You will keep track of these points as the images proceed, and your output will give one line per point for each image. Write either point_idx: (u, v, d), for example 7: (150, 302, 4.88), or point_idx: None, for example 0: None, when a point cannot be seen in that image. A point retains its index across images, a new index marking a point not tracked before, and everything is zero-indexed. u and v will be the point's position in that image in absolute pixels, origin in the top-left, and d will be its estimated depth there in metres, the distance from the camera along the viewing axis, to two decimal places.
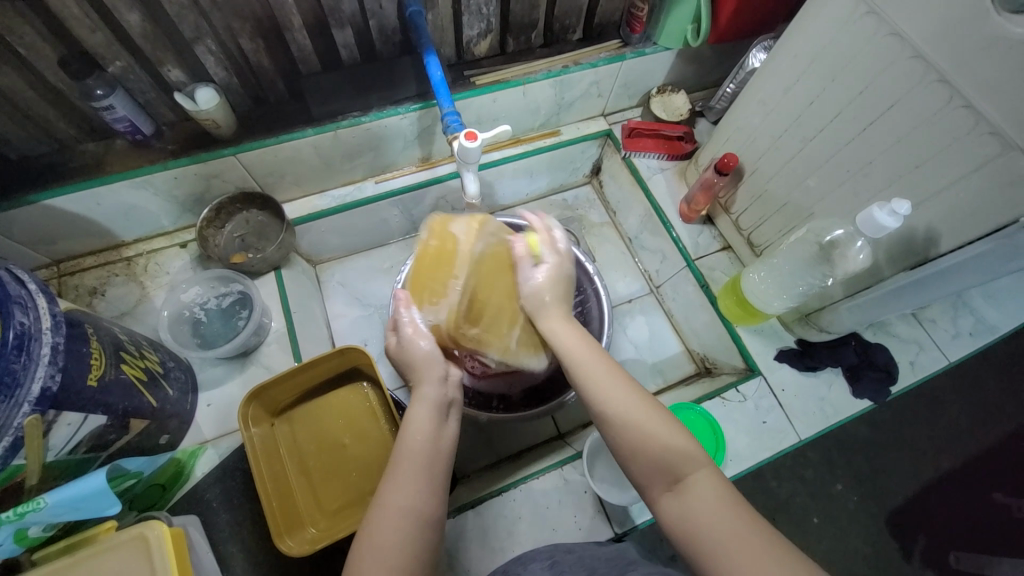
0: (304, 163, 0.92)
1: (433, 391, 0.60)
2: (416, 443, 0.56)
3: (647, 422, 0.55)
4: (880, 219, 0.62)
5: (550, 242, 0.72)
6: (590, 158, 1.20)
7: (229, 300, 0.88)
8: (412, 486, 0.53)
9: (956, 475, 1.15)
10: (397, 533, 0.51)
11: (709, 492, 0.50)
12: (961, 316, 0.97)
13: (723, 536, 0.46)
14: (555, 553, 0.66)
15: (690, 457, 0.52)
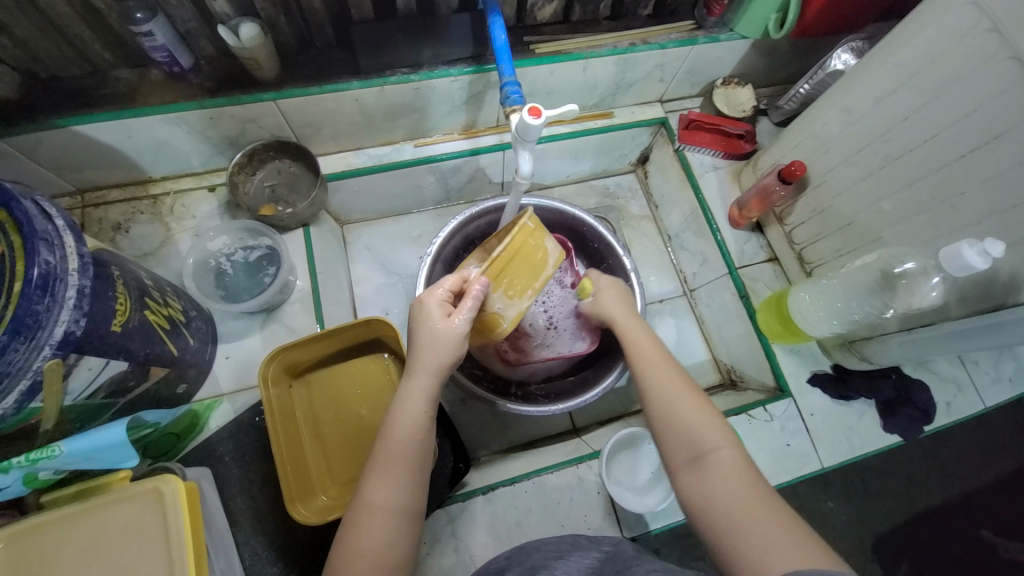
0: (344, 117, 0.87)
1: (428, 382, 0.57)
2: (401, 436, 0.54)
3: (683, 394, 0.55)
4: (969, 258, 0.57)
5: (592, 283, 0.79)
6: (639, 146, 1.13)
7: (256, 254, 0.84)
8: (395, 482, 0.52)
9: (959, 514, 1.14)
10: (381, 532, 0.50)
11: (732, 468, 0.48)
12: (1005, 362, 0.92)
13: (738, 514, 0.45)
14: (565, 548, 0.65)
15: (713, 436, 0.51)
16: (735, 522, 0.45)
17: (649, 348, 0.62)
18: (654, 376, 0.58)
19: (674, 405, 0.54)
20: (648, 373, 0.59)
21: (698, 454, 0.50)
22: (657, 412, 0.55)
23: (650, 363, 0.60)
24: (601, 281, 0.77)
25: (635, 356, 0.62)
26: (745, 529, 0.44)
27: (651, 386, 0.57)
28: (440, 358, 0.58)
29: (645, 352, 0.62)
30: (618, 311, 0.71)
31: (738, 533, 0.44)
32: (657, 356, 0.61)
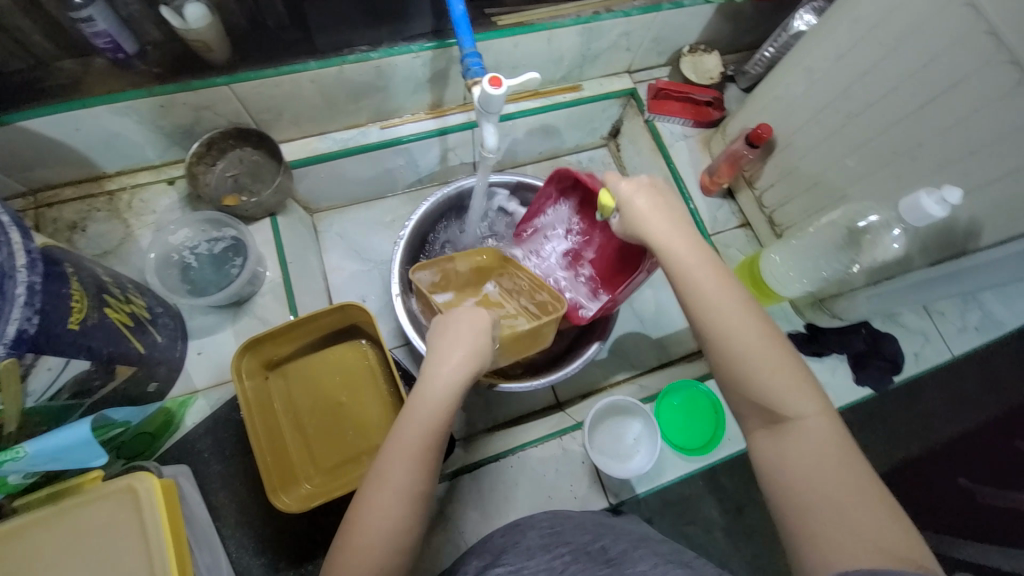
0: (305, 101, 0.84)
1: (455, 369, 0.54)
2: (422, 425, 0.52)
3: (772, 350, 0.49)
4: (927, 206, 0.58)
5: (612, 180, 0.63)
6: (610, 118, 1.12)
7: (222, 246, 0.81)
8: (412, 469, 0.51)
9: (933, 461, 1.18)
10: (390, 518, 0.49)
11: (819, 439, 0.46)
12: (970, 311, 0.95)
13: (824, 489, 0.43)
14: (557, 518, 0.66)
15: (799, 400, 0.47)
16: (828, 492, 0.43)
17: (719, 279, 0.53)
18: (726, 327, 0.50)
19: (761, 365, 0.48)
20: (717, 314, 0.51)
21: (780, 418, 0.47)
22: (730, 367, 0.49)
23: (720, 311, 0.51)
24: (622, 195, 0.60)
25: (693, 289, 0.53)
26: (839, 500, 0.43)
27: (728, 338, 0.50)
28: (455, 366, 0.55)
29: (710, 283, 0.52)
30: (666, 224, 0.57)
31: (820, 501, 0.43)
32: (729, 290, 0.52)
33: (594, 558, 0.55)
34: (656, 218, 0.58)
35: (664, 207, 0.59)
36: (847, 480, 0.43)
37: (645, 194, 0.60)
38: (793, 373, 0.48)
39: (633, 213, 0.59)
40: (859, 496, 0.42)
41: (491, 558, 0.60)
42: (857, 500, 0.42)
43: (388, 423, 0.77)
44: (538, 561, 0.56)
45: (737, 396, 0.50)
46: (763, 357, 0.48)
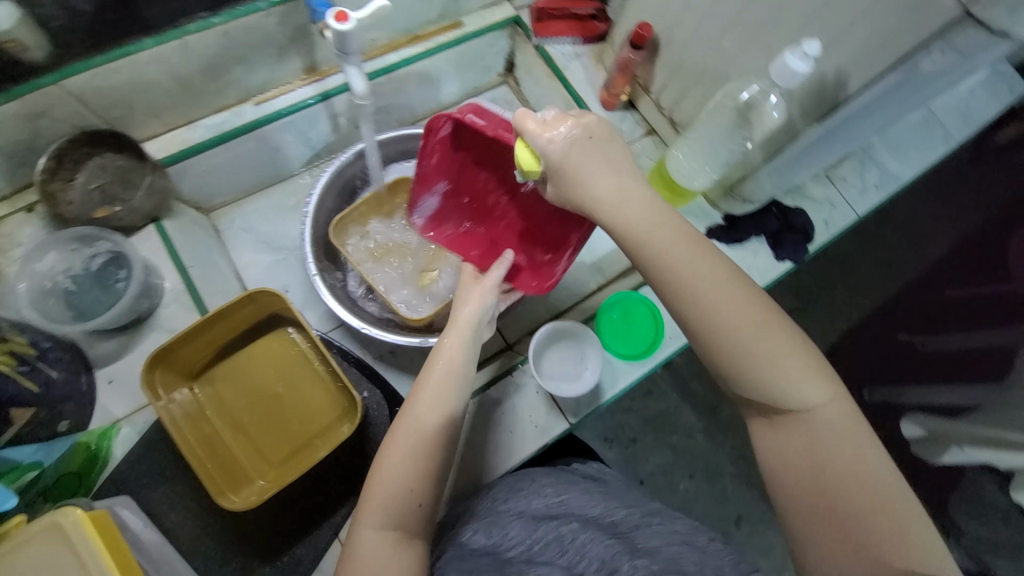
0: (155, 87, 0.76)
1: (460, 332, 0.63)
2: (436, 386, 0.58)
3: (778, 341, 0.50)
4: (792, 65, 0.60)
5: (535, 133, 0.55)
6: (501, 52, 1.06)
7: (100, 261, 0.74)
8: (421, 428, 0.56)
9: (876, 326, 1.30)
10: (398, 473, 0.54)
11: (827, 430, 0.49)
12: (867, 171, 0.97)
13: (839, 489, 0.48)
14: (562, 483, 0.74)
15: (806, 390, 0.50)
16: (842, 497, 0.48)
17: (704, 266, 0.52)
18: (716, 314, 0.50)
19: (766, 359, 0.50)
20: (714, 308, 0.50)
21: (787, 413, 0.50)
22: (727, 360, 0.51)
23: (722, 310, 0.50)
24: (552, 151, 0.55)
25: (674, 276, 0.52)
26: (850, 500, 0.48)
27: (722, 331, 0.50)
28: (451, 360, 0.60)
29: (698, 271, 0.52)
30: (604, 179, 0.55)
31: (825, 501, 0.48)
32: (713, 276, 0.52)
33: (603, 528, 0.68)
34: (602, 185, 0.55)
35: (603, 162, 0.55)
36: (860, 473, 0.48)
37: (582, 145, 0.55)
38: (800, 356, 0.50)
39: (578, 176, 0.55)
40: (869, 484, 0.48)
41: (497, 528, 0.66)
42: (870, 489, 0.47)
43: (333, 403, 0.74)
44: (544, 531, 0.66)
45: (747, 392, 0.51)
46: (768, 353, 0.50)
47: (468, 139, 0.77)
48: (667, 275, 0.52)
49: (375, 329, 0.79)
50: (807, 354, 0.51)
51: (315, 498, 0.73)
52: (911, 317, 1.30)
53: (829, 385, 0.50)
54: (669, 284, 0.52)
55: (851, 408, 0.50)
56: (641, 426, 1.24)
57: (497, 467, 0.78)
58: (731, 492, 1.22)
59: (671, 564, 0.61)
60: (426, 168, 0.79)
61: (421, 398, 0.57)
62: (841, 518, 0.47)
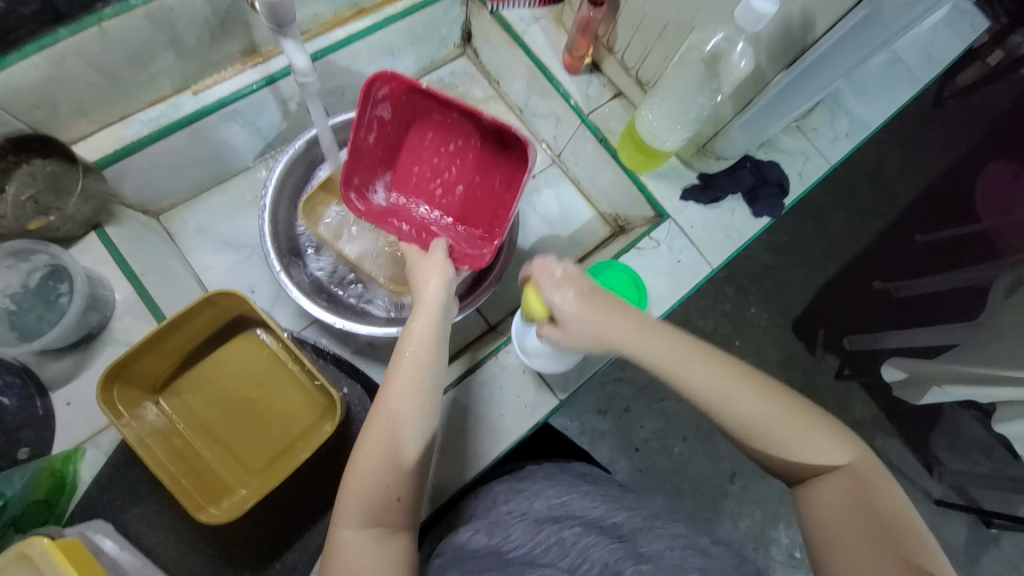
0: (78, 83, 0.69)
1: (424, 318, 0.62)
2: (405, 375, 0.57)
3: (788, 414, 0.53)
4: (756, 6, 0.57)
5: (544, 280, 0.62)
6: (455, 21, 1.01)
7: (38, 276, 0.69)
8: (393, 418, 0.55)
9: (854, 275, 1.31)
10: (373, 467, 0.53)
11: (850, 483, 0.51)
12: (837, 119, 0.95)
13: (878, 532, 0.48)
14: (563, 487, 0.73)
15: (822, 452, 0.52)
16: (887, 541, 0.47)
17: (703, 356, 0.56)
18: (723, 394, 0.54)
19: (779, 434, 0.53)
20: (726, 396, 0.54)
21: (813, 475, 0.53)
22: (743, 439, 0.54)
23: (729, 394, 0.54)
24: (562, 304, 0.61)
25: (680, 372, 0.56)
26: (894, 544, 0.47)
27: (737, 414, 0.54)
28: (422, 347, 0.60)
29: (700, 364, 0.56)
30: (609, 324, 0.60)
31: (869, 540, 0.48)
32: (713, 363, 0.55)
33: (605, 532, 0.65)
34: (610, 328, 0.59)
35: (610, 313, 0.60)
36: (891, 515, 0.49)
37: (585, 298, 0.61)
38: (808, 418, 0.54)
39: (587, 327, 0.60)
40: (901, 522, 0.49)
41: (498, 529, 0.66)
42: (903, 527, 0.48)
43: (311, 403, 0.71)
44: (546, 533, 0.65)
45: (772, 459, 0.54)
46: (781, 428, 0.53)
47: (392, 137, 0.79)
48: (674, 375, 0.56)
49: (349, 322, 0.76)
50: (816, 417, 0.54)
51: (302, 502, 0.71)
52: (887, 264, 1.31)
53: (844, 440, 0.53)
54: (678, 380, 0.56)
55: (867, 457, 0.53)
56: (633, 394, 1.24)
57: (489, 452, 0.76)
58: (724, 451, 1.24)
59: (677, 568, 0.59)
60: (361, 144, 0.75)
61: (395, 389, 0.56)
62: (891, 549, 0.47)
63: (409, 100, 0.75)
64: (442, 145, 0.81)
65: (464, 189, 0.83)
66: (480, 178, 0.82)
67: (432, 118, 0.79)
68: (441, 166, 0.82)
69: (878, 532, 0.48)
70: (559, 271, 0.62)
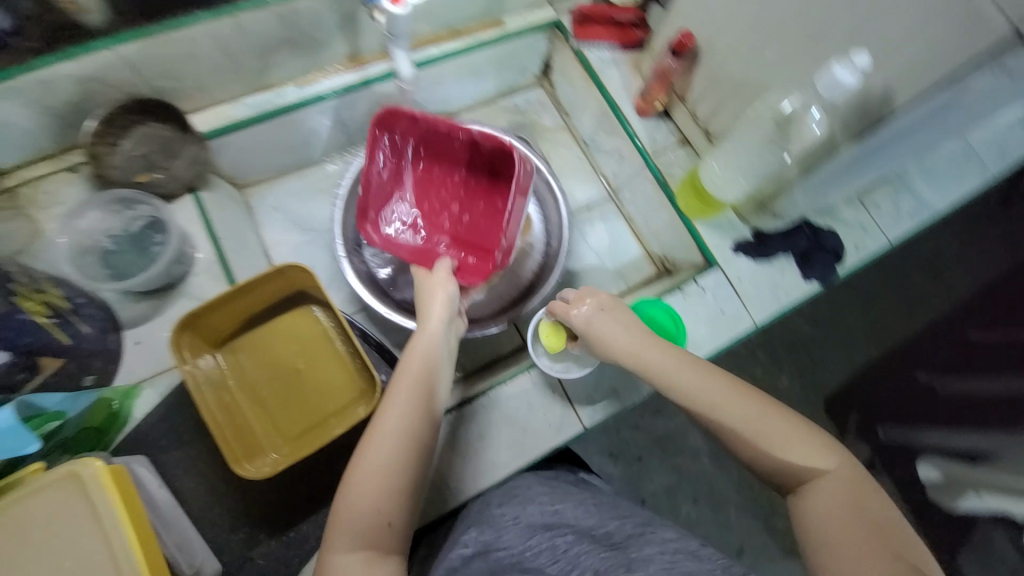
0: (207, 62, 0.78)
1: (425, 340, 0.64)
2: (403, 394, 0.59)
3: (776, 425, 0.55)
4: (841, 77, 0.60)
5: (563, 309, 0.70)
6: (539, 54, 1.08)
7: (139, 224, 0.78)
8: (389, 439, 0.56)
9: (899, 363, 1.26)
10: (369, 486, 0.54)
11: (840, 490, 0.52)
12: (901, 198, 0.95)
13: (864, 533, 0.48)
14: (558, 495, 0.74)
15: (811, 462, 0.53)
16: (871, 543, 0.48)
17: (694, 369, 0.60)
18: (712, 400, 0.57)
19: (771, 445, 0.54)
20: (716, 405, 0.57)
21: (804, 484, 0.53)
22: (734, 449, 0.56)
23: (720, 403, 0.57)
24: (578, 321, 0.68)
25: (676, 386, 0.59)
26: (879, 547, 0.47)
27: (726, 424, 0.56)
28: (426, 362, 0.62)
29: (691, 375, 0.59)
30: (615, 330, 0.65)
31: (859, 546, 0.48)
32: (701, 374, 0.59)
33: (598, 541, 0.64)
34: (619, 334, 0.65)
35: (613, 323, 0.66)
36: (874, 519, 0.50)
37: (595, 314, 0.68)
38: (797, 430, 0.55)
39: (597, 336, 0.66)
40: (884, 525, 0.49)
41: (490, 528, 0.68)
42: (889, 529, 0.49)
43: (351, 383, 0.74)
44: (538, 540, 0.65)
45: (765, 470, 0.55)
46: (772, 440, 0.54)
47: (403, 174, 0.86)
48: (662, 380, 0.60)
49: (398, 317, 0.83)
50: (806, 427, 0.56)
51: (324, 476, 0.73)
52: (932, 356, 1.27)
53: (833, 450, 0.54)
54: (673, 390, 0.59)
55: (854, 468, 0.54)
56: (648, 445, 1.22)
57: (506, 463, 0.77)
58: (735, 521, 1.19)
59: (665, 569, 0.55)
60: (372, 178, 0.79)
61: (393, 409, 0.58)
62: (879, 547, 0.47)
63: (417, 143, 0.83)
64: (449, 181, 0.88)
65: (470, 217, 0.88)
66: (483, 206, 0.87)
67: (439, 158, 0.86)
68: (446, 198, 0.88)
69: (865, 533, 0.48)
70: (575, 293, 0.71)
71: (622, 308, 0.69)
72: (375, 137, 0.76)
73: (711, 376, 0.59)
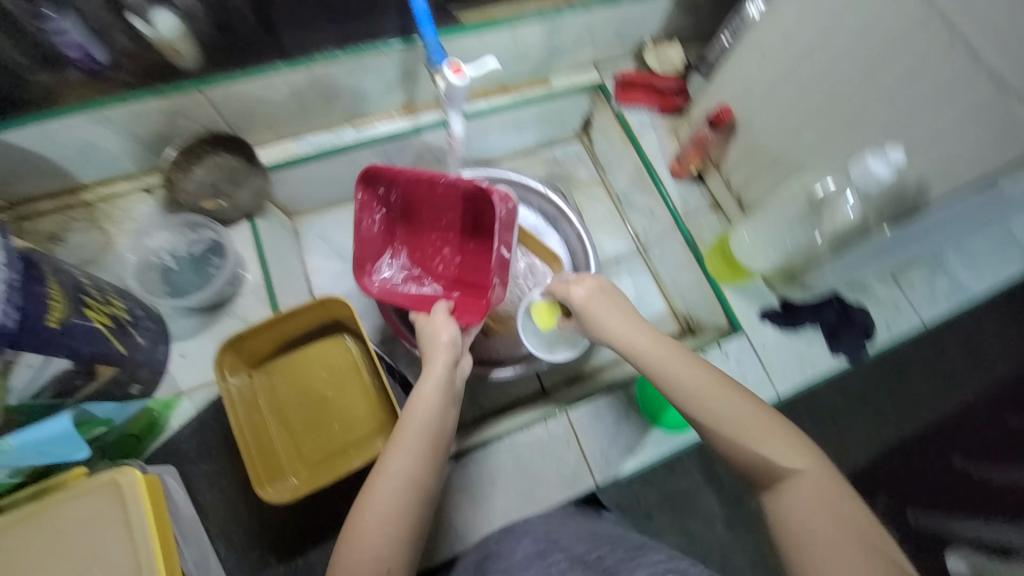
0: (278, 105, 0.85)
1: (430, 383, 0.65)
2: (409, 437, 0.60)
3: (757, 421, 0.52)
4: (875, 168, 0.63)
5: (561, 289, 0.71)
6: (581, 112, 1.13)
7: (201, 248, 0.86)
8: (393, 484, 0.57)
9: (931, 444, 1.21)
10: (374, 534, 0.55)
11: (818, 492, 0.48)
12: (936, 279, 0.94)
13: (842, 540, 0.45)
14: (553, 527, 0.72)
15: (790, 461, 0.50)
16: (848, 551, 0.44)
17: (679, 356, 0.59)
18: (694, 389, 0.55)
19: (749, 440, 0.52)
20: (695, 392, 0.55)
21: (781, 483, 0.50)
22: (714, 444, 0.54)
23: (699, 391, 0.55)
24: (575, 298, 0.69)
25: (660, 371, 0.58)
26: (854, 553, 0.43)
27: (704, 412, 0.54)
28: (429, 406, 0.62)
29: (675, 361, 0.58)
30: (607, 313, 0.65)
31: (828, 546, 0.45)
32: (683, 361, 0.58)
33: (587, 566, 0.59)
34: (609, 316, 0.65)
35: (604, 306, 0.66)
36: (852, 524, 0.46)
37: (589, 295, 0.68)
38: (778, 429, 0.52)
39: (589, 316, 0.66)
40: (864, 532, 0.45)
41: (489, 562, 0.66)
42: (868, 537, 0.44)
43: (373, 415, 0.77)
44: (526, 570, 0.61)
45: (741, 464, 0.52)
46: (751, 436, 0.52)
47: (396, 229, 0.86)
48: (647, 364, 0.60)
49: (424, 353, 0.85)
50: (786, 425, 0.53)
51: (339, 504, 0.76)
52: (967, 439, 1.21)
53: (813, 451, 0.51)
54: (654, 373, 0.59)
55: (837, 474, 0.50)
56: (659, 503, 1.19)
57: (515, 511, 0.78)
58: None
59: None
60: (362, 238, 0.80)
61: (398, 455, 0.59)
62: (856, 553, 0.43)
63: (403, 198, 0.83)
64: (440, 225, 0.86)
65: (463, 258, 0.86)
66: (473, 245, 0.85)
67: (425, 206, 0.84)
68: (439, 244, 0.87)
69: (842, 539, 0.44)
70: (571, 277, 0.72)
71: (617, 295, 0.69)
72: (361, 199, 0.78)
73: (692, 364, 0.57)
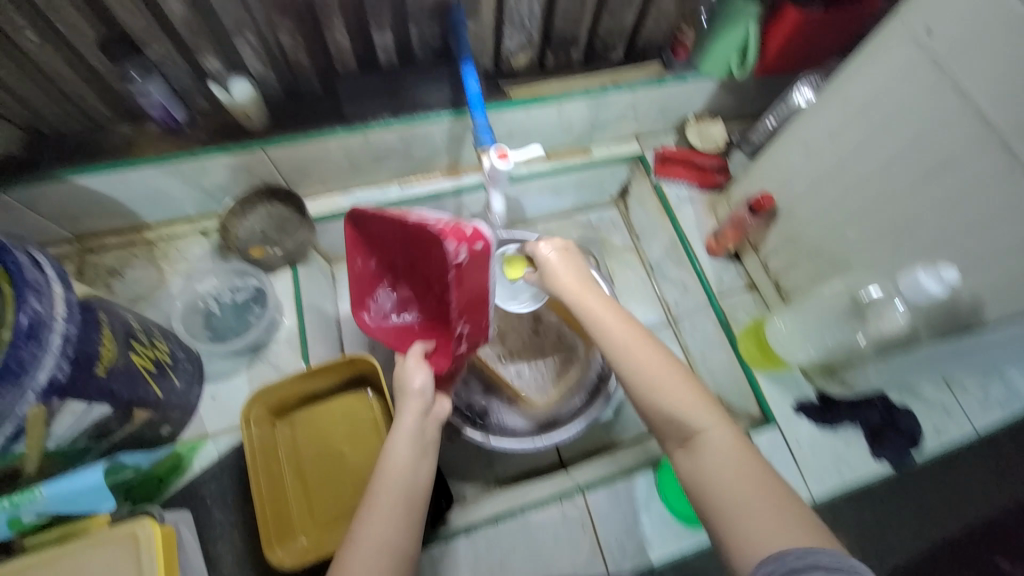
0: (331, 163, 0.90)
1: (403, 440, 0.60)
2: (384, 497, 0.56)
3: (672, 380, 0.56)
4: (927, 285, 0.61)
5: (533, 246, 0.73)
6: (619, 180, 1.15)
7: (243, 296, 0.89)
8: (369, 550, 0.52)
9: None
10: None
11: (724, 445, 0.52)
12: (991, 384, 0.88)
13: (739, 486, 0.49)
14: None
15: (701, 418, 0.53)
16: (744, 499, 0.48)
17: (615, 313, 0.62)
18: (625, 348, 0.58)
19: (669, 403, 0.55)
20: (625, 351, 0.58)
21: (689, 438, 0.53)
22: (641, 405, 0.57)
23: (625, 347, 0.58)
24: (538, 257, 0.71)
25: (602, 331, 0.61)
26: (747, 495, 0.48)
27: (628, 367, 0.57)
28: (401, 464, 0.58)
29: (612, 320, 0.61)
30: (563, 271, 0.68)
31: (725, 487, 0.49)
32: (618, 320, 0.61)
33: None
34: (565, 274, 0.68)
35: (563, 267, 0.69)
36: (748, 473, 0.50)
37: (552, 254, 0.71)
38: (691, 392, 0.55)
39: (548, 274, 0.69)
40: (757, 479, 0.49)
41: None
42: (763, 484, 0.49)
43: None
44: None
45: (656, 419, 0.56)
46: (670, 398, 0.55)
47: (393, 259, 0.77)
48: (588, 318, 0.63)
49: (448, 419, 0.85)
50: (694, 383, 0.56)
51: None
52: None
53: (718, 409, 0.54)
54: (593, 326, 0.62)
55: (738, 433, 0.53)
56: None
57: None
58: None
59: None
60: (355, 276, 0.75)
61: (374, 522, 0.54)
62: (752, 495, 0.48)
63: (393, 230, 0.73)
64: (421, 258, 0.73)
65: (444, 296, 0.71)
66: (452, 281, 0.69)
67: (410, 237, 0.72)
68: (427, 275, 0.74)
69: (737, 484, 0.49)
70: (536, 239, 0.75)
71: (579, 258, 0.71)
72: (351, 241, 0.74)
73: (624, 320, 0.61)
